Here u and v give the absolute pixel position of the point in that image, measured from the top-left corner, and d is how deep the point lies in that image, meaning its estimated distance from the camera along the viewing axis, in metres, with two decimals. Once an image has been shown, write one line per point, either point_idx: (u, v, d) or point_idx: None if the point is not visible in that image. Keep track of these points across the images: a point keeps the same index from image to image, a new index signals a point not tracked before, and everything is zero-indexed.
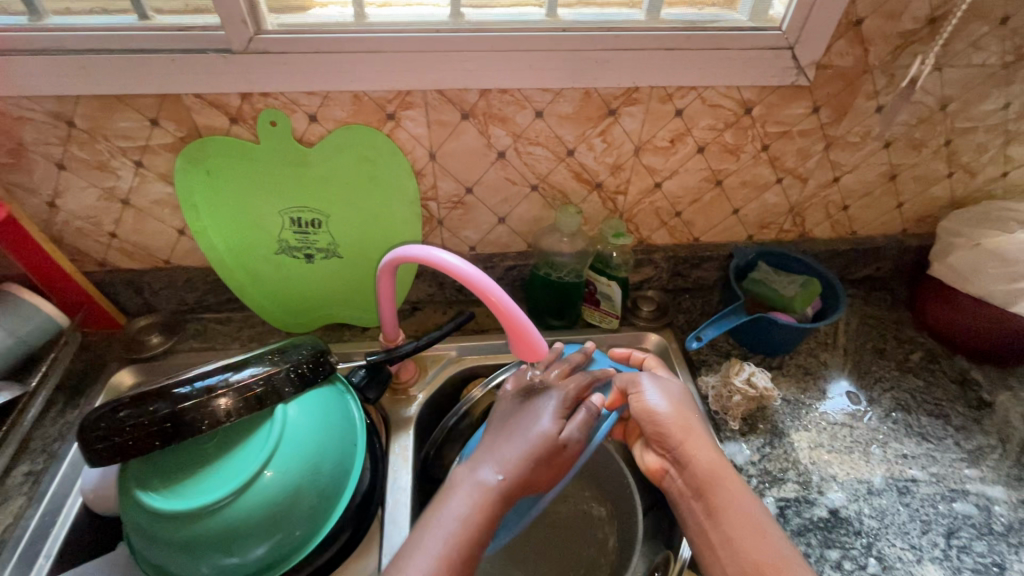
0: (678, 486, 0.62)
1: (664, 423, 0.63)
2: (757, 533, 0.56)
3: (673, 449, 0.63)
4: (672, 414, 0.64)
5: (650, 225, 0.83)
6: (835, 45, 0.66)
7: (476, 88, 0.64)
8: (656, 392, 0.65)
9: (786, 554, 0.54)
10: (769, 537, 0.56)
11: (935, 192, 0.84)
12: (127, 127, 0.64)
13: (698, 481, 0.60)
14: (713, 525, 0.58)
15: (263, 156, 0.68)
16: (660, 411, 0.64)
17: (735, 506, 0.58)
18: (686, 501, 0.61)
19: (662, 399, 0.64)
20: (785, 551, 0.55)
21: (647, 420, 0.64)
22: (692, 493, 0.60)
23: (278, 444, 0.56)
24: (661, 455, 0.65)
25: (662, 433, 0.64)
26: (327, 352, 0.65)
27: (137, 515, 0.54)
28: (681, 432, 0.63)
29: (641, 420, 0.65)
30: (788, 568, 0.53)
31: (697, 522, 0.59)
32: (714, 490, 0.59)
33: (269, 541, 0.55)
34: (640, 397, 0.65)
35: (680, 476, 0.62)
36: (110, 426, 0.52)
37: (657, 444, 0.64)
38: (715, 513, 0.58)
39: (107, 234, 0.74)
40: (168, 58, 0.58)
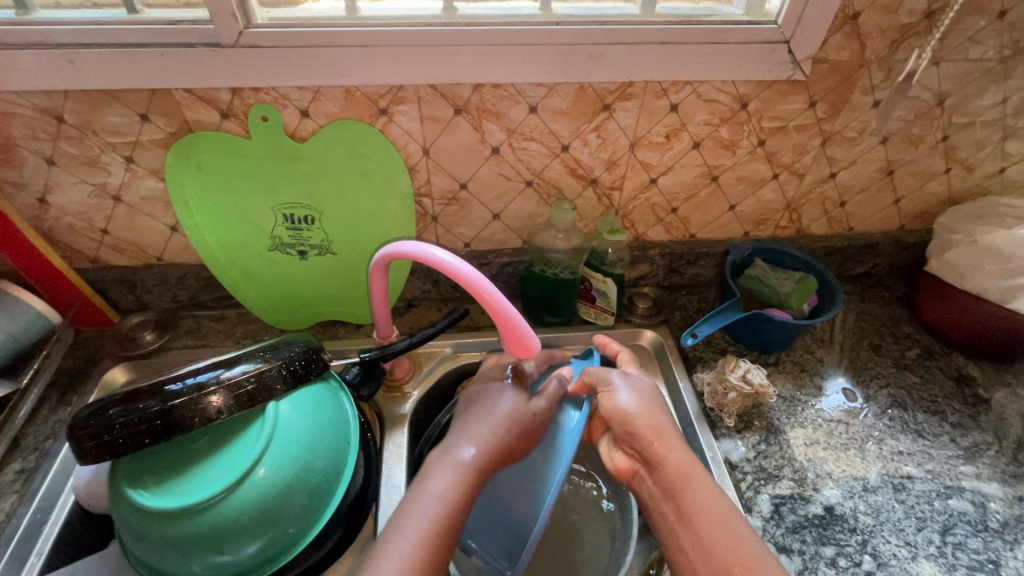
0: (647, 487, 0.62)
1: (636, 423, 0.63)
2: (728, 530, 0.55)
3: (643, 450, 0.62)
4: (642, 412, 0.63)
5: (646, 222, 0.82)
6: (831, 39, 0.65)
7: (470, 83, 0.64)
8: (628, 391, 0.65)
9: (757, 552, 0.54)
10: (740, 535, 0.55)
11: (933, 188, 0.83)
12: (117, 122, 0.64)
13: (668, 482, 0.59)
14: (683, 525, 0.57)
15: (256, 152, 0.67)
16: (630, 411, 0.63)
17: (706, 504, 0.57)
18: (656, 502, 0.60)
19: (632, 397, 0.64)
20: (754, 548, 0.54)
21: (615, 420, 0.63)
22: (663, 495, 0.60)
23: (270, 442, 0.56)
24: (630, 455, 0.64)
25: (632, 433, 0.63)
26: (320, 349, 0.65)
27: (128, 514, 0.54)
28: (651, 433, 0.62)
29: (610, 418, 0.64)
30: (758, 564, 0.53)
31: (668, 522, 0.59)
32: (686, 490, 0.58)
33: (261, 539, 0.55)
34: (611, 395, 0.65)
35: (651, 476, 0.61)
36: (99, 423, 0.52)
37: (627, 444, 0.64)
38: (686, 513, 0.57)
39: (99, 231, 0.74)
40: (158, 52, 0.58)
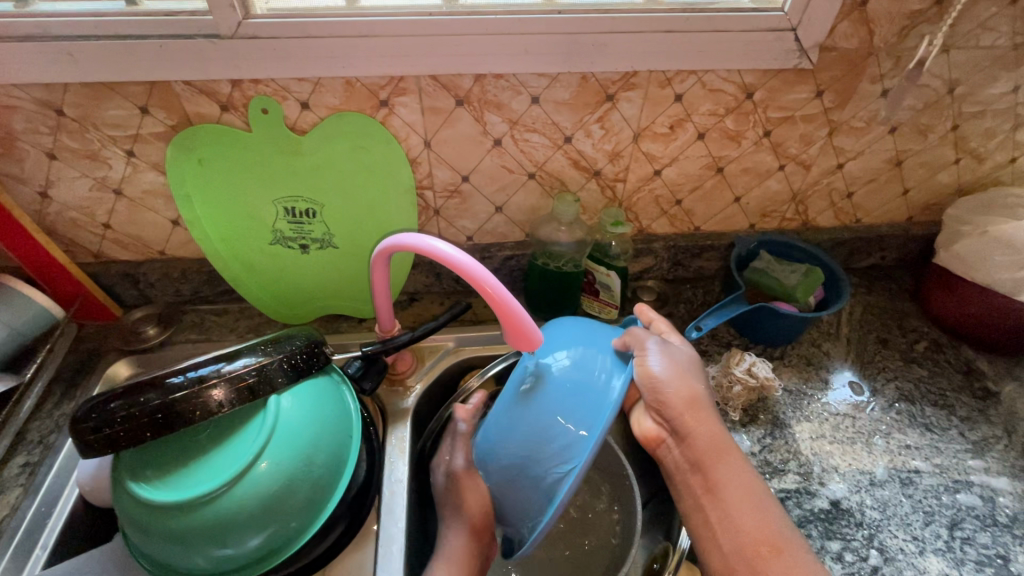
0: (675, 458, 0.60)
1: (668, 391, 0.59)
2: (757, 512, 0.56)
3: (672, 420, 0.59)
4: (675, 383, 0.60)
5: (650, 214, 0.81)
6: (839, 26, 0.64)
7: (471, 74, 0.63)
8: (661, 358, 0.60)
9: (784, 536, 0.55)
10: (768, 516, 0.56)
11: (942, 179, 0.82)
12: (117, 115, 0.63)
13: (697, 455, 0.58)
14: (712, 501, 0.58)
15: (256, 145, 0.67)
16: (661, 378, 0.59)
17: (735, 482, 0.57)
18: (683, 475, 0.59)
19: (665, 365, 0.60)
20: (781, 528, 0.56)
21: (645, 386, 0.60)
22: (690, 467, 0.59)
23: (271, 435, 0.56)
24: (659, 423, 0.61)
25: (663, 401, 0.60)
26: (322, 343, 0.65)
27: (130, 507, 0.54)
28: (685, 404, 0.59)
29: (640, 384, 0.60)
30: (783, 544, 0.55)
31: (695, 496, 0.59)
32: (717, 465, 0.58)
33: (263, 532, 0.55)
34: (641, 360, 0.60)
35: (678, 448, 0.60)
36: (101, 417, 0.52)
37: (657, 412, 0.61)
38: (715, 489, 0.58)
39: (101, 225, 0.73)
40: (157, 44, 0.57)
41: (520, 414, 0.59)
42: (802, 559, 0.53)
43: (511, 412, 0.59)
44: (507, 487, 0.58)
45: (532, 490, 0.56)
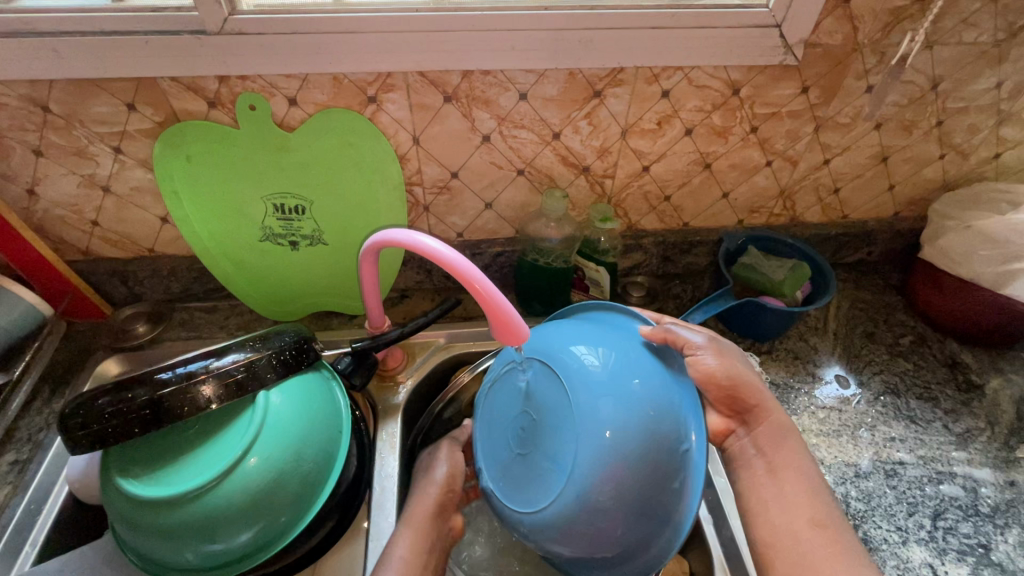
0: (743, 446, 0.60)
1: (726, 382, 0.57)
2: (809, 492, 0.56)
3: (746, 412, 0.60)
4: (732, 375, 0.58)
5: (639, 210, 0.82)
6: (823, 22, 0.65)
7: (459, 70, 0.63)
8: (715, 352, 0.58)
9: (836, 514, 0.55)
10: (822, 493, 0.56)
11: (927, 175, 0.83)
12: (103, 111, 0.63)
13: (766, 440, 0.59)
14: (771, 480, 0.58)
15: (245, 141, 0.67)
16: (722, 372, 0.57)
17: (792, 461, 0.58)
18: (747, 459, 0.59)
19: (721, 357, 0.57)
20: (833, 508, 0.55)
21: (704, 385, 0.57)
22: (756, 451, 0.59)
23: (260, 431, 0.56)
24: (726, 416, 0.61)
25: (733, 394, 0.58)
26: (312, 340, 0.65)
27: (119, 503, 0.54)
28: (750, 393, 0.59)
29: (699, 385, 0.57)
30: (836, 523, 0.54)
31: (755, 476, 0.59)
32: (779, 448, 0.59)
33: (254, 526, 0.55)
34: (698, 358, 0.57)
35: (749, 436, 0.60)
36: (89, 413, 0.52)
37: (725, 407, 0.60)
38: (777, 469, 0.58)
39: (89, 222, 0.73)
40: (142, 40, 0.57)
41: (610, 431, 0.49)
42: (847, 536, 0.53)
43: (584, 421, 0.51)
44: (620, 518, 0.49)
45: (652, 508, 0.49)
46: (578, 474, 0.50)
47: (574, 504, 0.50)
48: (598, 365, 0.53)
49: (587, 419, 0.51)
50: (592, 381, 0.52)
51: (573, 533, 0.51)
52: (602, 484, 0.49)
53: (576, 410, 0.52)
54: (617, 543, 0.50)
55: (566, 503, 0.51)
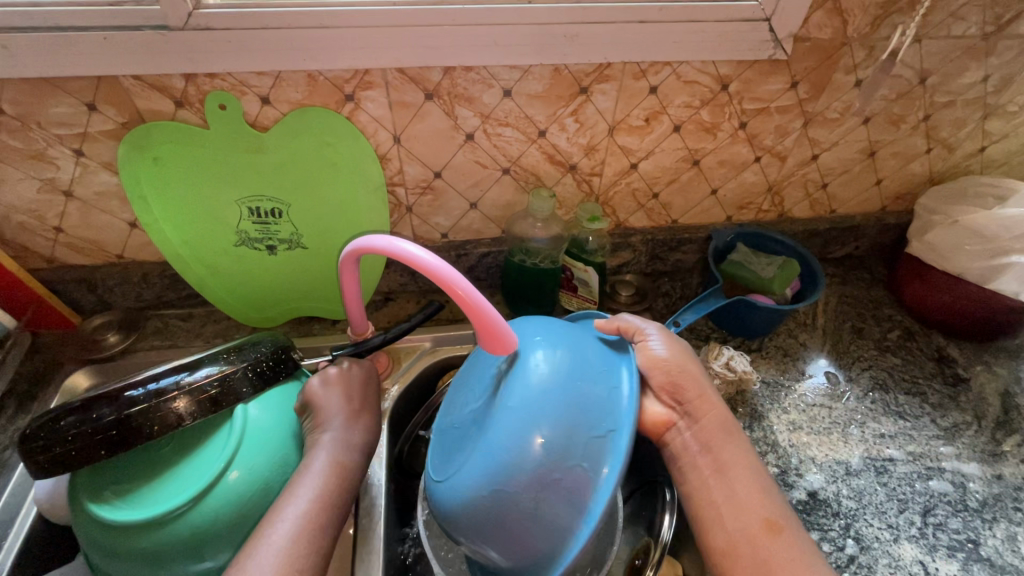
0: (684, 441, 0.58)
1: (673, 372, 0.59)
2: (760, 492, 0.55)
3: (688, 402, 0.59)
4: (681, 363, 0.60)
5: (627, 208, 0.80)
6: (813, 16, 0.63)
7: (440, 67, 0.61)
8: (663, 341, 0.60)
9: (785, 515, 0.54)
10: (771, 495, 0.56)
11: (914, 169, 0.83)
12: (62, 112, 0.59)
13: (708, 436, 0.58)
14: (720, 480, 0.56)
15: (215, 143, 0.63)
16: (669, 360, 0.60)
17: (739, 461, 0.57)
18: (691, 457, 0.58)
19: (668, 346, 0.60)
20: (784, 510, 0.55)
21: (652, 370, 0.59)
22: (700, 449, 0.58)
23: (239, 446, 0.54)
24: (669, 407, 0.60)
25: (676, 383, 0.59)
26: (290, 349, 0.62)
27: (90, 530, 0.51)
28: (692, 383, 0.59)
29: (645, 370, 0.59)
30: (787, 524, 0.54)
31: (701, 477, 0.57)
32: (724, 445, 0.58)
33: (237, 544, 0.52)
34: (647, 346, 0.59)
35: (690, 430, 0.59)
36: (51, 436, 0.49)
37: (667, 395, 0.59)
38: (724, 469, 0.57)
39: (52, 229, 0.70)
40: (100, 36, 0.54)
41: (535, 423, 0.47)
42: (799, 540, 0.53)
43: (506, 412, 0.49)
44: (534, 514, 0.47)
45: (568, 507, 0.46)
46: (495, 464, 0.47)
47: (487, 496, 0.48)
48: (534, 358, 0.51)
49: (512, 409, 0.49)
50: (527, 373, 0.50)
51: (483, 525, 0.48)
52: (518, 476, 0.47)
53: (504, 400, 0.50)
54: (527, 543, 0.47)
55: (480, 496, 0.48)
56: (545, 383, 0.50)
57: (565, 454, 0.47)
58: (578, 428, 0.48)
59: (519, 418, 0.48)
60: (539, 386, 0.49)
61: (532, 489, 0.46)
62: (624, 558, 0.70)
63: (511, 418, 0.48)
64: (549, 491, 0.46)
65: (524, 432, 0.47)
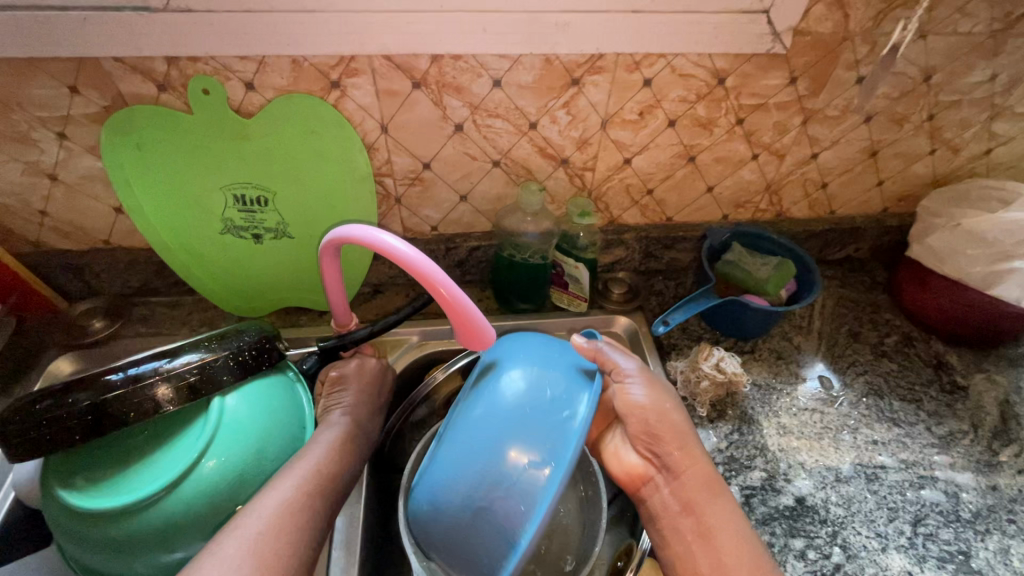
0: (662, 499, 0.57)
1: (652, 420, 0.57)
2: (751, 559, 0.52)
3: (666, 455, 0.57)
4: (661, 413, 0.57)
5: (621, 204, 0.79)
6: (814, 9, 0.62)
7: (427, 54, 0.59)
8: (642, 386, 0.58)
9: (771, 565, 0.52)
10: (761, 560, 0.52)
11: (917, 170, 0.81)
12: (44, 94, 0.59)
13: (689, 495, 0.56)
14: (704, 546, 0.53)
15: (199, 128, 0.63)
16: (646, 409, 0.57)
17: (726, 524, 0.54)
18: (672, 518, 0.56)
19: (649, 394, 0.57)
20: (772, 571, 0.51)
21: (629, 417, 0.57)
22: (682, 509, 0.55)
23: (215, 434, 0.53)
24: (647, 459, 0.58)
25: (651, 434, 0.57)
26: (275, 338, 0.61)
27: (62, 515, 0.50)
28: (672, 437, 0.57)
29: (621, 414, 0.58)
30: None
31: (685, 542, 0.54)
32: (709, 505, 0.55)
33: (213, 531, 0.52)
34: (624, 390, 0.57)
35: (669, 487, 0.57)
36: (25, 420, 0.48)
37: (646, 446, 0.58)
38: (708, 533, 0.54)
39: (37, 212, 0.69)
40: (80, 16, 0.53)
41: (476, 446, 0.49)
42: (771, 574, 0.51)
43: (457, 433, 0.51)
44: (471, 536, 0.48)
45: (498, 534, 0.47)
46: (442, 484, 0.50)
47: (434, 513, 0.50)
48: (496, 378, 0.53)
49: (461, 432, 0.51)
50: (485, 396, 0.52)
51: (436, 542, 0.51)
52: (459, 497, 0.49)
53: (458, 422, 0.52)
54: (466, 557, 0.49)
55: (428, 515, 0.51)
56: (495, 405, 0.51)
57: (499, 477, 0.47)
58: (515, 452, 0.48)
59: (465, 439, 0.50)
60: (489, 409, 0.51)
61: (470, 512, 0.48)
62: (606, 559, 0.69)
63: (459, 438, 0.51)
64: (484, 515, 0.48)
65: (466, 454, 0.49)
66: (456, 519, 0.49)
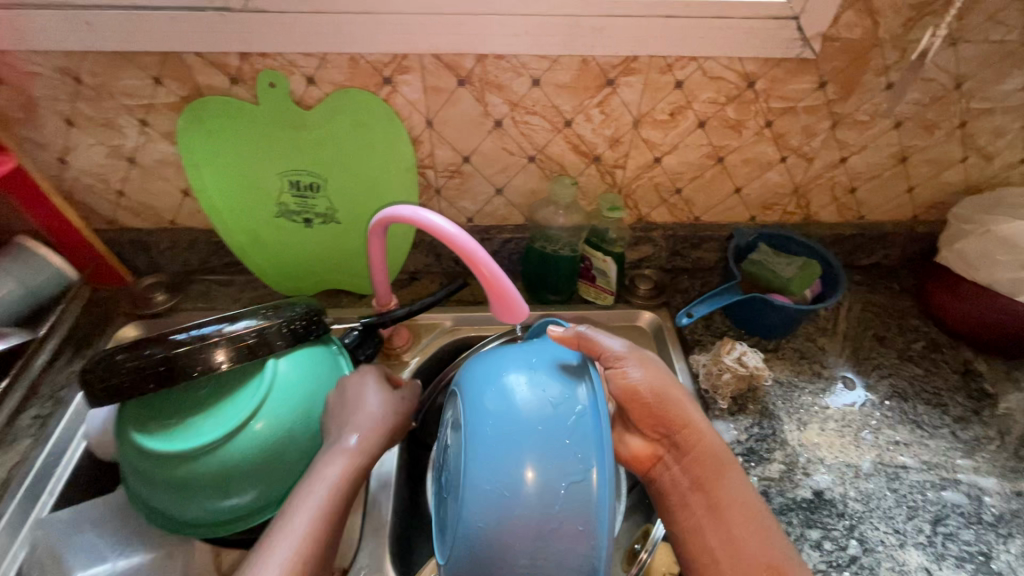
0: (673, 477, 0.57)
1: (649, 399, 0.56)
2: (760, 533, 0.53)
3: (674, 434, 0.57)
4: (660, 391, 0.56)
5: (650, 202, 0.82)
6: (843, 16, 0.64)
7: (473, 54, 0.64)
8: (637, 365, 0.56)
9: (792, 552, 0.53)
10: (774, 536, 0.53)
11: (948, 177, 0.81)
12: (131, 84, 0.66)
13: (701, 471, 0.56)
14: (714, 521, 0.54)
15: (264, 118, 0.69)
16: (645, 388, 0.55)
17: (736, 499, 0.55)
18: (682, 494, 0.56)
19: (645, 372, 0.56)
20: (787, 554, 0.52)
21: (628, 401, 0.56)
22: (692, 485, 0.56)
23: (269, 392, 0.58)
24: (653, 440, 0.58)
25: (655, 412, 0.56)
26: (323, 313, 0.66)
27: (132, 455, 0.56)
28: (677, 414, 0.56)
29: (620, 399, 0.56)
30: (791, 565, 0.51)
31: (695, 516, 0.55)
32: (719, 482, 0.56)
33: (263, 484, 0.57)
34: (620, 374, 0.55)
35: (679, 464, 0.57)
36: (107, 368, 0.54)
37: (651, 427, 0.57)
38: (717, 507, 0.55)
39: (115, 192, 0.76)
40: (170, 15, 0.60)
41: (502, 470, 0.45)
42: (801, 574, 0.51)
43: (474, 466, 0.46)
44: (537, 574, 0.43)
45: (565, 557, 0.43)
46: (478, 526, 0.45)
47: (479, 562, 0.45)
48: (490, 395, 0.49)
49: (477, 464, 0.46)
50: (489, 416, 0.48)
51: None
52: (505, 537, 0.43)
53: (468, 452, 0.47)
54: None
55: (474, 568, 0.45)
56: (505, 422, 0.47)
57: (545, 495, 0.43)
58: (552, 464, 0.44)
59: (487, 468, 0.45)
60: (500, 429, 0.47)
61: (526, 549, 0.43)
62: (624, 544, 0.71)
63: (481, 469, 0.46)
64: (544, 547, 0.43)
65: (497, 482, 0.45)
66: (509, 559, 0.43)
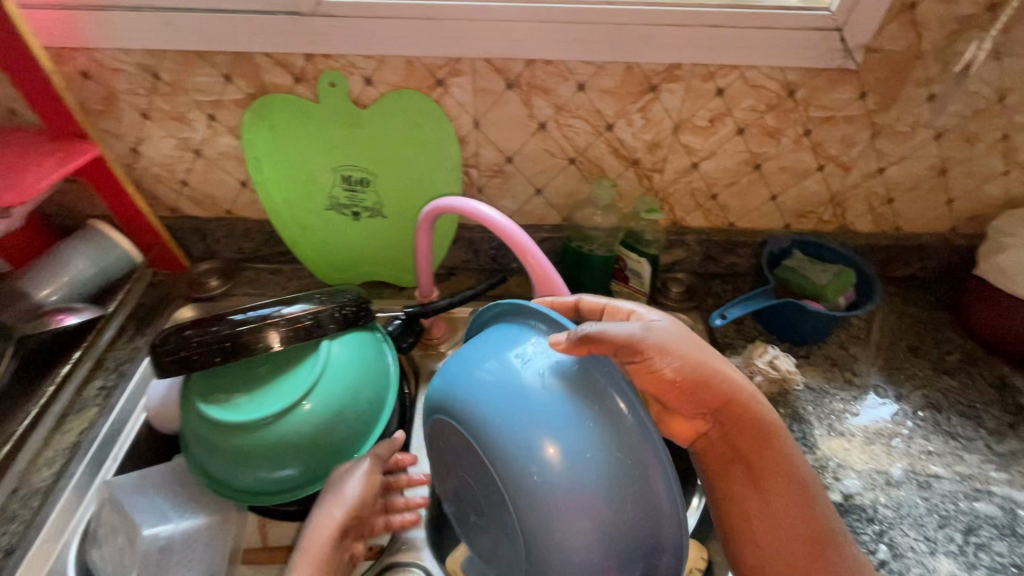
0: (717, 453, 0.56)
1: (683, 381, 0.52)
2: (801, 507, 0.54)
3: (715, 409, 0.54)
4: (691, 369, 0.52)
5: (685, 206, 0.84)
6: (886, 28, 0.66)
7: (523, 59, 0.68)
8: (662, 350, 0.51)
9: (826, 536, 0.55)
10: (812, 508, 0.55)
11: (989, 190, 0.81)
12: (204, 81, 0.71)
13: (747, 445, 0.55)
14: (755, 492, 0.55)
15: (322, 115, 0.73)
16: (675, 371, 0.51)
17: (778, 470, 0.55)
18: (725, 467, 0.55)
19: (669, 354, 0.51)
20: (827, 526, 0.55)
21: (658, 384, 0.52)
22: (736, 458, 0.55)
23: (321, 374, 0.62)
24: (694, 419, 0.55)
25: (692, 391, 0.53)
26: (370, 302, 0.70)
27: (195, 423, 0.61)
28: (715, 390, 0.54)
29: (646, 382, 0.52)
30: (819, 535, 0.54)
31: (738, 488, 0.55)
32: (762, 453, 0.55)
33: (311, 459, 0.61)
34: (640, 359, 0.50)
35: (722, 437, 0.55)
36: (177, 341, 0.59)
37: (691, 406, 0.54)
38: (760, 480, 0.55)
39: (179, 181, 0.82)
40: (246, 18, 0.65)
41: (529, 436, 0.45)
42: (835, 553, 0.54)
43: (501, 440, 0.46)
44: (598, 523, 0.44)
45: (620, 498, 0.44)
46: (526, 492, 0.45)
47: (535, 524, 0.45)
48: (490, 373, 0.49)
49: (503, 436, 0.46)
50: (499, 393, 0.48)
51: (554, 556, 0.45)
52: (556, 494, 0.44)
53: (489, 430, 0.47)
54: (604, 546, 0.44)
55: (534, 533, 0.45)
56: (518, 393, 0.47)
57: (582, 444, 0.44)
58: (577, 416, 0.45)
59: (516, 437, 0.46)
60: (515, 400, 0.47)
61: (579, 501, 0.44)
62: None
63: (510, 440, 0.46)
64: (597, 493, 0.44)
65: (530, 446, 0.45)
66: (565, 515, 0.44)
